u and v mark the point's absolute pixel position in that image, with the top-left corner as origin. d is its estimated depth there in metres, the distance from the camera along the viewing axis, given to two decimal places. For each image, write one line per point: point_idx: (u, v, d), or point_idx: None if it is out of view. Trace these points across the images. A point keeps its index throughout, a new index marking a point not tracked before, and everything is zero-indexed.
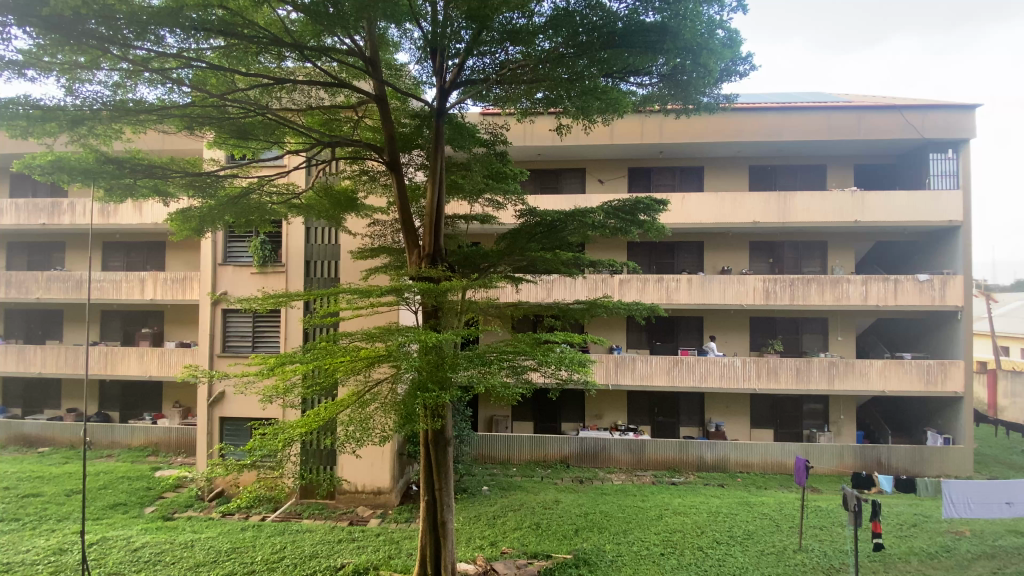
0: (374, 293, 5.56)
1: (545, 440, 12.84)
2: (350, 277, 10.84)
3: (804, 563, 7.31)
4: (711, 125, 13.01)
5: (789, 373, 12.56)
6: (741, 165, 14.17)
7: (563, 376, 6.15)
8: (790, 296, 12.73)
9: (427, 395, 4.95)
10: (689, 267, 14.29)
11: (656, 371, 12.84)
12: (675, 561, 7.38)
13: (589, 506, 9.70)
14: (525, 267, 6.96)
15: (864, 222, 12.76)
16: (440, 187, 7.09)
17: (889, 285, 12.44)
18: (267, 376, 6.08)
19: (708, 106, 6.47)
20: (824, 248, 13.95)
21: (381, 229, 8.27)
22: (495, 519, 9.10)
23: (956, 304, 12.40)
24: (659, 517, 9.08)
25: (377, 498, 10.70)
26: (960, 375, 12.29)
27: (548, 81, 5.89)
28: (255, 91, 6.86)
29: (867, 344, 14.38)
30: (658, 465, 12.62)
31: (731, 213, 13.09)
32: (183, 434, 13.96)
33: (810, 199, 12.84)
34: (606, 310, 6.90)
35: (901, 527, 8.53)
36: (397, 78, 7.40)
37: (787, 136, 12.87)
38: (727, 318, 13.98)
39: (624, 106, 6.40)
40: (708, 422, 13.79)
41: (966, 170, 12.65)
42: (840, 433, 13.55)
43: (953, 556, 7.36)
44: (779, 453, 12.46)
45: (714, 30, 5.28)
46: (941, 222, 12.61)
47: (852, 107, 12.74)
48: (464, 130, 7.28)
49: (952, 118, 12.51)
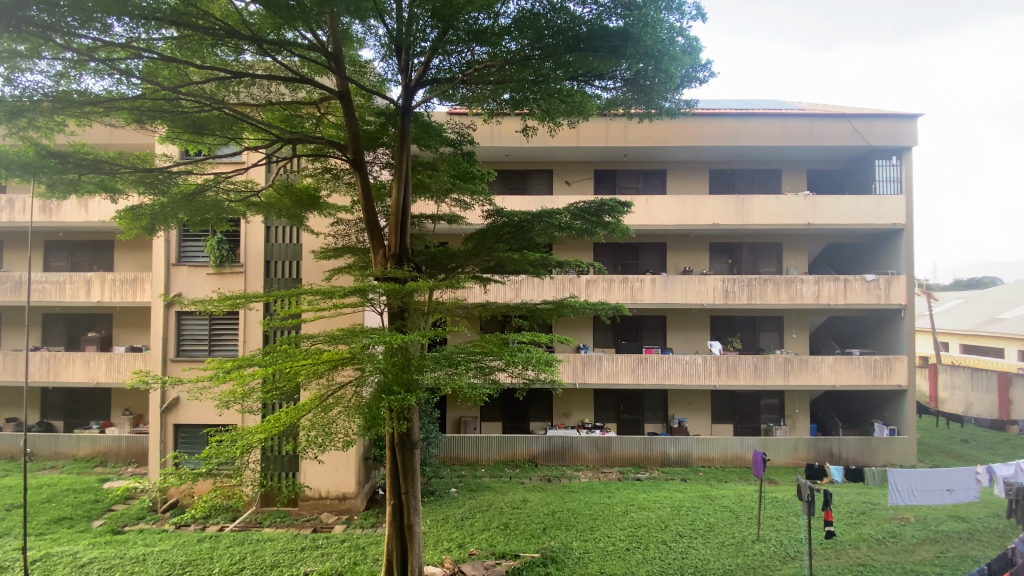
0: (338, 294, 5.41)
1: (513, 440, 12.85)
2: (312, 278, 10.55)
3: (762, 552, 7.58)
4: (674, 129, 13.33)
5: (748, 370, 13.02)
6: (703, 169, 14.59)
7: (530, 377, 6.18)
8: (748, 296, 13.18)
9: (393, 398, 4.88)
10: (653, 267, 14.61)
11: (621, 370, 13.04)
12: (640, 555, 7.52)
13: (557, 504, 9.77)
14: (493, 267, 6.95)
15: (817, 225, 13.38)
16: (406, 186, 6.96)
17: (840, 285, 13.09)
18: (223, 381, 5.86)
19: (670, 110, 6.63)
20: (780, 249, 14.53)
21: (345, 228, 8.08)
22: (464, 520, 9.05)
23: (900, 302, 13.15)
24: (625, 512, 9.23)
25: (342, 504, 10.44)
26: (903, 369, 13.04)
27: (515, 81, 5.93)
28: (212, 84, 6.61)
29: (820, 341, 15.08)
30: (624, 462, 12.84)
31: (693, 215, 13.45)
32: (134, 443, 13.28)
33: (767, 203, 13.35)
34: (574, 310, 6.96)
35: (850, 515, 8.98)
36: (362, 75, 7.28)
37: (745, 141, 13.33)
38: (688, 317, 14.37)
39: (590, 109, 6.45)
40: (672, 418, 14.14)
41: (909, 177, 13.41)
42: (795, 427, 14.15)
43: (899, 542, 7.80)
44: (739, 447, 12.90)
45: (675, 37, 5.42)
46: (886, 226, 13.34)
47: (805, 115, 13.32)
48: (430, 129, 7.21)
49: (896, 127, 13.24)
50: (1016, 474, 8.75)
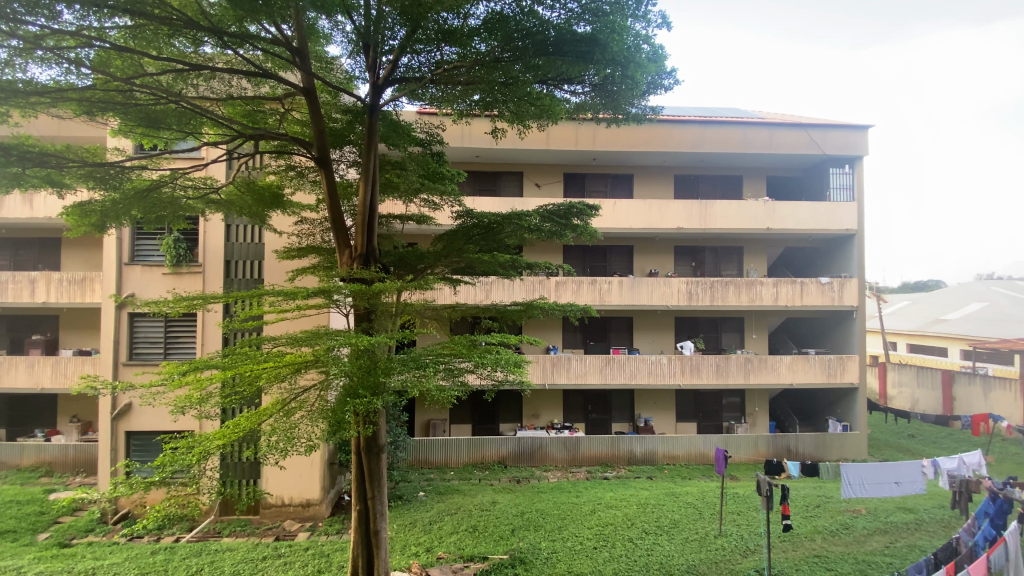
0: (301, 295, 5.27)
1: (483, 442, 12.80)
2: (275, 278, 10.24)
3: (724, 547, 7.80)
4: (642, 135, 13.60)
5: (711, 369, 13.40)
6: (668, 174, 14.94)
7: (499, 378, 6.18)
8: (711, 297, 13.58)
9: (359, 402, 4.79)
10: (621, 269, 14.85)
11: (590, 370, 13.19)
12: (607, 553, 7.62)
13: (526, 506, 9.79)
14: (463, 268, 6.92)
15: (776, 230, 13.89)
16: (373, 186, 6.85)
17: (796, 287, 13.64)
18: (178, 386, 5.60)
19: (637, 116, 6.77)
20: (741, 253, 15.01)
21: (310, 227, 7.89)
22: (432, 524, 8.95)
23: (852, 304, 13.80)
24: (593, 511, 9.33)
25: (306, 511, 10.16)
26: (855, 368, 13.69)
27: (484, 83, 5.92)
28: (169, 77, 6.33)
29: (778, 341, 15.67)
30: (592, 462, 12.99)
31: (659, 219, 13.76)
32: (83, 451, 12.57)
33: (729, 208, 13.78)
34: (542, 312, 6.99)
35: (806, 508, 9.34)
36: (328, 72, 7.14)
37: (709, 147, 13.72)
38: (655, 318, 14.67)
39: (558, 112, 6.50)
40: (638, 417, 14.40)
41: (860, 185, 14.10)
42: (755, 424, 14.64)
43: (851, 533, 8.17)
44: (702, 445, 13.25)
45: (640, 44, 5.53)
46: (840, 231, 13.98)
47: (765, 123, 13.82)
48: (399, 128, 7.09)
49: (848, 138, 13.91)
50: (958, 467, 9.26)
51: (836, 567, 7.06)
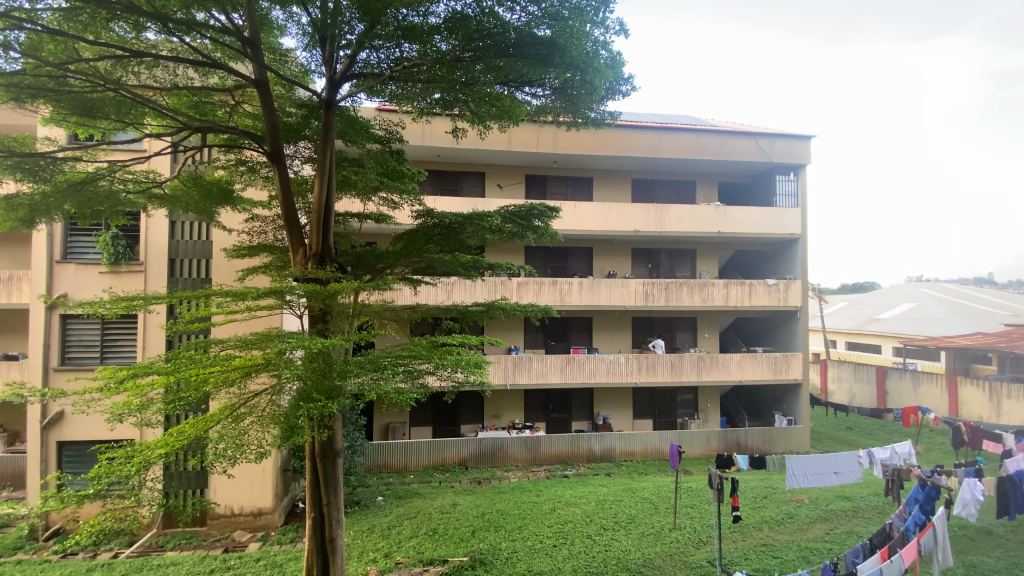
0: (251, 296, 5.06)
1: (443, 444, 12.68)
2: (223, 278, 9.80)
3: (678, 539, 8.06)
4: (601, 138, 13.86)
5: (666, 368, 13.82)
6: (627, 177, 15.30)
7: (459, 379, 6.15)
8: (666, 298, 14.01)
9: (313, 406, 4.65)
10: (581, 270, 15.07)
11: (550, 370, 13.30)
12: (566, 550, 7.71)
13: (486, 506, 9.77)
14: (423, 268, 6.83)
15: (727, 233, 14.47)
16: (329, 183, 6.65)
17: (746, 289, 14.27)
18: (115, 392, 5.25)
19: (596, 120, 6.89)
20: (694, 255, 15.56)
21: (261, 224, 7.61)
22: (390, 529, 8.79)
23: (796, 304, 14.55)
24: (553, 509, 9.43)
25: (257, 520, 9.76)
26: (799, 365, 14.44)
27: (445, 82, 5.88)
28: (107, 63, 5.96)
29: (728, 340, 16.33)
30: (552, 460, 13.12)
31: (618, 221, 14.06)
32: (8, 464, 11.61)
33: (683, 212, 14.25)
34: (504, 312, 6.98)
35: (755, 499, 9.78)
36: (282, 64, 6.90)
37: (665, 153, 14.15)
38: (613, 318, 14.97)
39: (519, 114, 6.51)
40: (597, 415, 14.66)
41: (804, 192, 14.89)
42: (707, 420, 15.19)
43: (795, 522, 8.61)
44: (658, 441, 13.63)
45: (599, 50, 5.64)
46: (785, 235, 14.72)
47: (716, 131, 14.39)
48: (357, 124, 6.91)
49: (792, 147, 14.66)
50: (889, 456, 9.88)
51: (781, 554, 7.42)
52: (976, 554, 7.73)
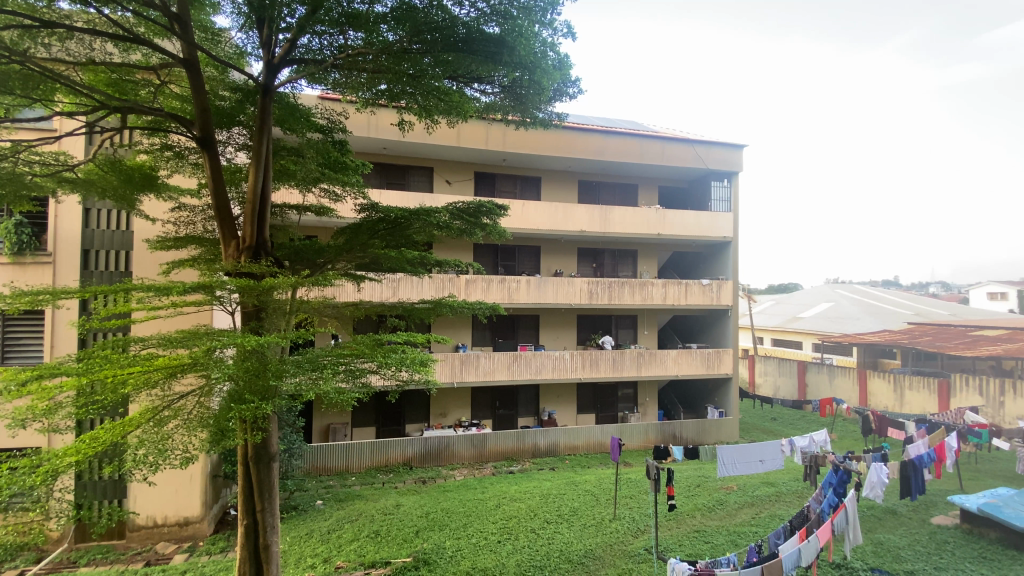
0: (176, 290, 4.72)
1: (386, 444, 12.39)
2: (145, 272, 9.09)
3: (618, 529, 8.33)
4: (550, 139, 14.04)
5: (608, 363, 14.27)
6: (573, 178, 15.61)
7: (403, 378, 6.03)
8: (610, 297, 14.44)
9: (245, 408, 4.42)
10: (528, 269, 15.21)
11: (497, 368, 13.33)
12: (510, 546, 7.78)
13: (431, 506, 9.66)
14: (367, 264, 6.66)
15: (666, 235, 15.11)
16: (265, 172, 6.31)
17: (682, 288, 14.99)
18: (15, 397, 4.73)
19: (544, 120, 6.99)
20: (636, 256, 16.15)
21: (189, 215, 7.12)
22: (330, 533, 8.49)
23: (728, 303, 15.45)
24: (498, 506, 9.47)
25: (183, 531, 9.11)
26: (730, 360, 15.33)
27: (391, 73, 5.74)
28: (10, 32, 5.34)
29: (666, 337, 17.08)
30: (497, 457, 13.17)
31: (565, 221, 14.31)
32: None
33: (626, 213, 14.73)
34: (450, 310, 6.93)
35: (689, 488, 10.29)
36: (215, 45, 6.49)
37: (610, 156, 14.57)
38: (559, 315, 15.23)
39: (467, 111, 6.47)
40: (542, 411, 14.89)
41: (736, 198, 15.85)
42: (646, 413, 15.83)
43: (725, 508, 9.14)
44: (600, 435, 14.05)
45: (547, 52, 5.73)
46: (719, 238, 15.58)
47: (657, 136, 14.99)
48: (297, 112, 6.60)
49: (726, 155, 15.54)
50: (808, 444, 10.68)
51: (712, 539, 7.85)
52: (882, 532, 8.53)
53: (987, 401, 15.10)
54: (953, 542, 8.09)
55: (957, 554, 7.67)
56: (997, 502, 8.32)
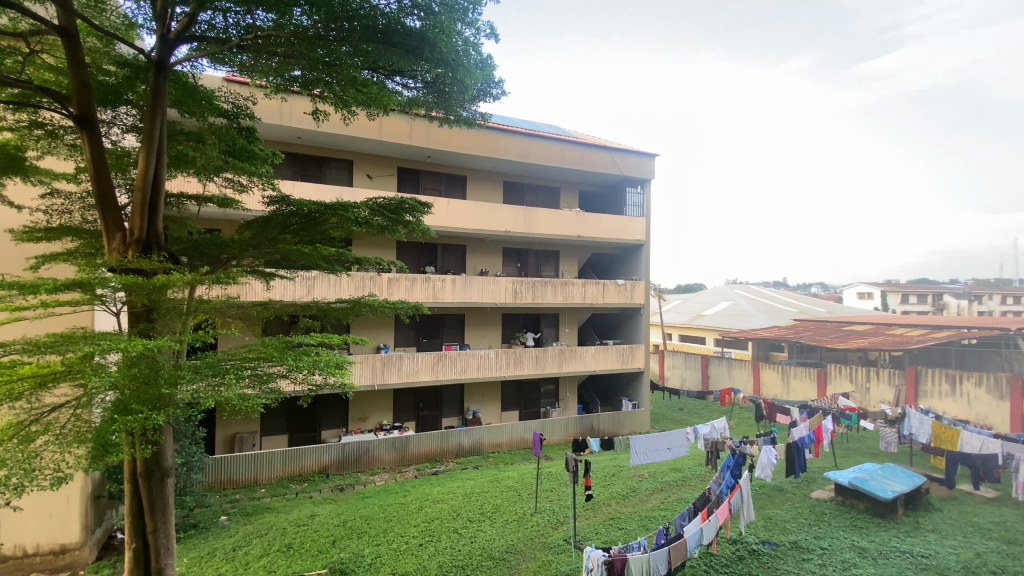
0: (45, 289, 4.14)
1: (300, 452, 11.73)
2: (7, 266, 7.90)
3: (538, 522, 8.54)
4: (475, 138, 14.06)
5: (531, 361, 14.56)
6: (498, 179, 15.74)
7: (317, 383, 5.73)
8: (533, 296, 14.74)
9: (132, 419, 3.97)
10: (453, 267, 15.06)
11: (420, 368, 13.07)
12: (432, 548, 7.69)
13: (349, 514, 9.27)
14: (277, 260, 6.29)
15: (586, 237, 15.70)
16: (158, 159, 5.72)
17: (601, 287, 15.69)
18: None
19: (467, 120, 7.00)
20: (558, 256, 16.64)
21: (64, 203, 6.28)
22: (236, 550, 7.88)
23: (641, 302, 16.40)
24: (420, 509, 9.31)
25: (58, 560, 7.97)
26: (642, 355, 16.28)
27: (305, 60, 5.39)
28: None
29: (585, 335, 17.76)
30: (420, 459, 12.96)
31: (489, 221, 14.38)
32: None
33: (549, 215, 15.12)
34: (370, 309, 6.70)
35: (605, 478, 10.80)
36: (99, 13, 5.76)
37: (534, 158, 14.87)
38: (484, 314, 15.29)
39: (388, 105, 6.26)
40: (467, 410, 14.90)
41: (648, 203, 16.89)
42: (566, 408, 16.40)
43: (637, 495, 9.71)
44: (522, 431, 14.33)
45: (469, 51, 5.75)
46: (635, 240, 16.48)
47: (578, 142, 15.54)
48: (196, 94, 6.04)
49: (640, 163, 16.50)
50: (710, 430, 11.47)
51: (626, 525, 8.29)
52: (772, 507, 9.49)
53: (856, 387, 17.30)
54: (829, 513, 9.18)
55: (832, 524, 8.71)
56: (863, 477, 9.54)
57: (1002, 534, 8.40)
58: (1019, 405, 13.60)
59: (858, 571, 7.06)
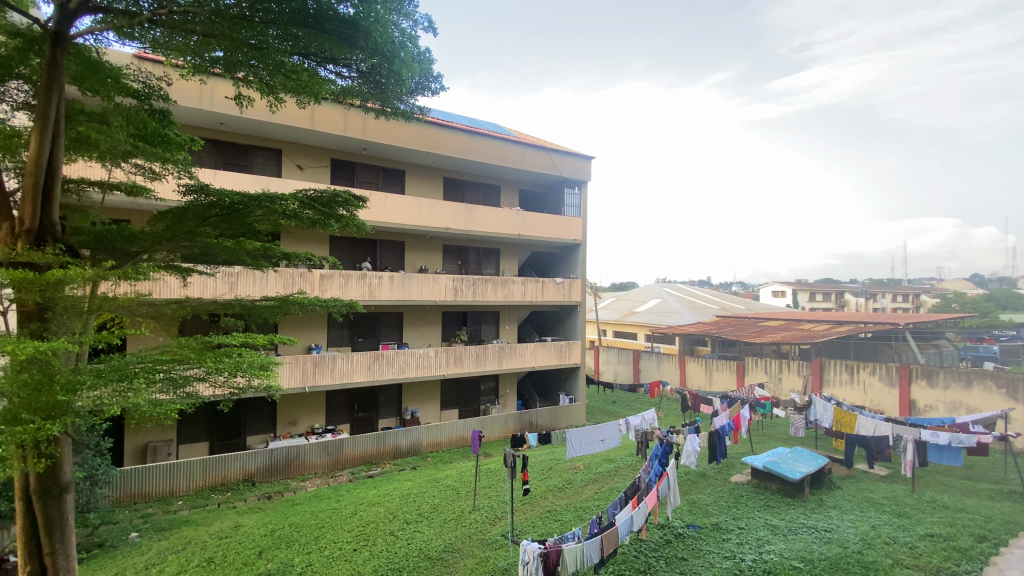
0: None
1: (223, 460, 10.99)
2: None
3: (476, 519, 8.56)
4: (414, 133, 13.80)
5: (470, 359, 14.53)
6: (437, 175, 15.55)
7: (240, 386, 5.40)
8: (473, 294, 14.72)
9: (20, 430, 3.55)
10: (391, 264, 14.67)
11: (356, 369, 12.66)
12: (367, 553, 7.49)
13: (277, 523, 8.81)
14: (195, 255, 5.88)
15: (526, 235, 15.90)
16: (55, 141, 5.12)
17: (539, 285, 15.98)
18: None
19: (405, 113, 6.88)
20: (498, 254, 16.73)
21: None
22: (149, 569, 7.27)
23: (578, 300, 16.86)
24: (354, 513, 9.04)
25: None
26: (578, 351, 16.76)
27: (227, 41, 5.02)
28: None
29: (524, 332, 17.99)
30: (354, 462, 12.56)
31: (428, 217, 14.17)
32: None
33: (490, 213, 15.16)
34: (299, 307, 6.41)
35: (542, 472, 11.00)
36: None
37: (474, 156, 14.84)
38: (423, 312, 15.06)
39: (320, 94, 5.99)
40: (405, 410, 14.64)
41: (585, 204, 17.40)
42: (506, 405, 16.57)
43: (572, 487, 9.98)
44: (461, 429, 14.29)
45: (406, 43, 5.67)
46: (573, 240, 16.90)
47: (518, 141, 15.69)
48: (102, 71, 5.43)
49: (578, 165, 16.95)
50: (640, 422, 12.01)
51: (562, 517, 8.49)
52: (696, 492, 10.09)
53: (769, 377, 18.79)
54: (746, 495, 9.91)
55: (749, 505, 9.41)
56: (776, 460, 10.37)
57: (892, 507, 9.45)
58: (904, 391, 15.35)
59: (771, 547, 7.66)
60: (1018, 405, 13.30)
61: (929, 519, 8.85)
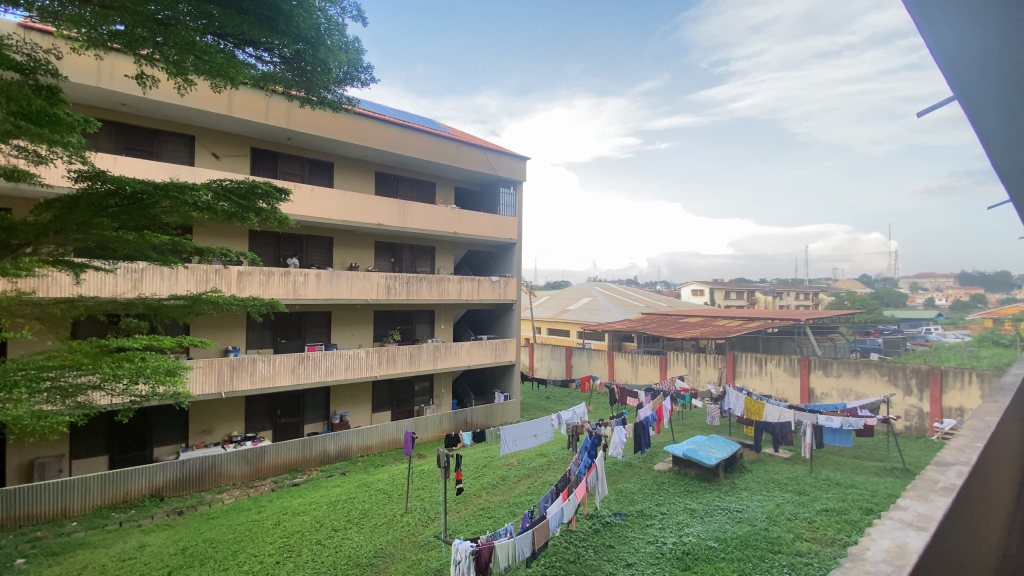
0: None
1: (125, 475, 9.98)
2: None
3: (409, 522, 8.43)
4: (343, 125, 13.29)
5: (404, 359, 14.23)
6: (369, 169, 15.08)
7: (142, 394, 4.95)
8: (406, 291, 14.43)
9: None
10: (318, 262, 14.02)
11: (278, 372, 11.99)
12: (291, 564, 7.14)
13: (189, 539, 8.16)
14: (92, 249, 5.31)
15: (462, 233, 15.84)
16: None
17: (475, 284, 15.97)
18: None
19: (333, 104, 6.62)
20: (433, 252, 16.53)
21: None
22: None
23: (513, 298, 17.03)
24: (277, 524, 8.57)
25: None
26: (513, 349, 16.96)
27: (128, 14, 4.52)
28: None
29: (459, 331, 17.91)
30: (277, 469, 11.90)
31: (360, 213, 13.71)
32: None
33: (425, 210, 14.94)
34: (213, 307, 5.99)
35: (475, 470, 11.02)
36: None
37: (407, 151, 14.55)
38: (353, 312, 14.55)
39: (238, 79, 5.59)
40: (333, 414, 14.08)
41: (519, 204, 17.64)
42: (440, 404, 16.43)
43: (505, 484, 10.09)
44: (393, 430, 14.00)
45: (331, 31, 5.46)
46: (508, 239, 17.07)
47: (453, 138, 15.60)
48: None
49: (513, 165, 17.12)
50: (571, 416, 12.34)
51: (495, 514, 8.56)
52: (622, 482, 10.57)
53: (689, 370, 20.03)
54: (668, 482, 10.52)
55: (670, 491, 9.99)
56: (694, 448, 11.06)
57: (794, 486, 10.42)
58: (805, 380, 16.96)
59: (689, 529, 8.19)
60: (897, 390, 15.13)
61: (825, 495, 9.84)
